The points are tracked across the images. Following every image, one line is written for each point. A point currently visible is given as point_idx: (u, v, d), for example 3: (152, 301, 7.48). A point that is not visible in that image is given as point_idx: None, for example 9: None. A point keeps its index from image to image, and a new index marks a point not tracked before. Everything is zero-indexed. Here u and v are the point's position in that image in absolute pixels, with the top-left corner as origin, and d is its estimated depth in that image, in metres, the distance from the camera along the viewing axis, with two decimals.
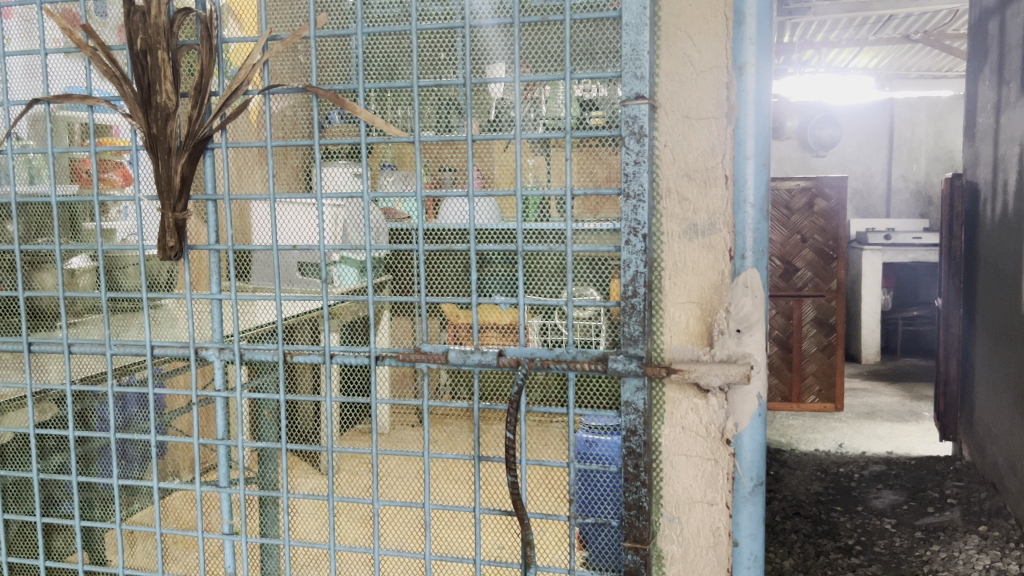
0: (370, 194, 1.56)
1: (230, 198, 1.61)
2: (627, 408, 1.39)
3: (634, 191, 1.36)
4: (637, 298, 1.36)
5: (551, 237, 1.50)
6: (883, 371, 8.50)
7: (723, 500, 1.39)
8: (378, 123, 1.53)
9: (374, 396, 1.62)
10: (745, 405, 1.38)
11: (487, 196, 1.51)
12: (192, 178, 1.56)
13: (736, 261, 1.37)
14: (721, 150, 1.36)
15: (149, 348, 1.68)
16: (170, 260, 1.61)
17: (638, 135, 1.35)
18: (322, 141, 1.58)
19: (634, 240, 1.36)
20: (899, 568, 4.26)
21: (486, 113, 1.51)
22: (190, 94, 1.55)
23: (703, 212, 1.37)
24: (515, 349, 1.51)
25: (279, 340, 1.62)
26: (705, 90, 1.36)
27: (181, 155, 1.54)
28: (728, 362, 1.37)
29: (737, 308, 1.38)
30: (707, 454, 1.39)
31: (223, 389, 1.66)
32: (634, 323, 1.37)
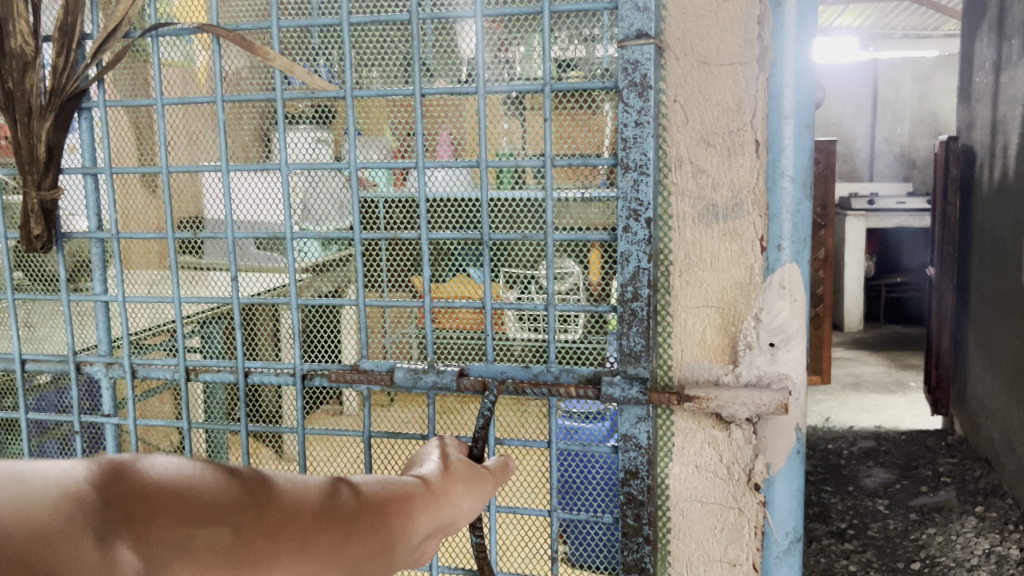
0: (289, 165, 1.26)
1: (111, 171, 1.30)
2: (627, 444, 1.09)
3: (633, 162, 1.04)
4: (638, 303, 1.06)
5: (528, 218, 1.20)
6: (866, 339, 8.29)
7: (749, 560, 1.11)
8: (297, 73, 1.20)
9: (301, 425, 1.31)
10: (781, 440, 1.08)
11: (441, 166, 1.20)
12: (60, 148, 1.29)
13: (769, 253, 1.06)
14: (750, 107, 1.03)
15: (20, 362, 1.38)
16: (38, 251, 1.33)
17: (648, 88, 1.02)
18: (226, 98, 1.26)
19: (634, 227, 1.04)
20: (894, 554, 4.01)
21: (454, 75, 1.20)
22: (54, 36, 1.26)
23: (726, 188, 1.05)
24: (480, 367, 1.21)
25: (179, 354, 1.32)
26: (729, 25, 1.03)
27: (44, 118, 1.26)
28: (757, 386, 1.08)
29: (770, 314, 1.07)
30: (729, 502, 1.10)
31: (110, 412, 1.38)
32: (635, 334, 1.07)
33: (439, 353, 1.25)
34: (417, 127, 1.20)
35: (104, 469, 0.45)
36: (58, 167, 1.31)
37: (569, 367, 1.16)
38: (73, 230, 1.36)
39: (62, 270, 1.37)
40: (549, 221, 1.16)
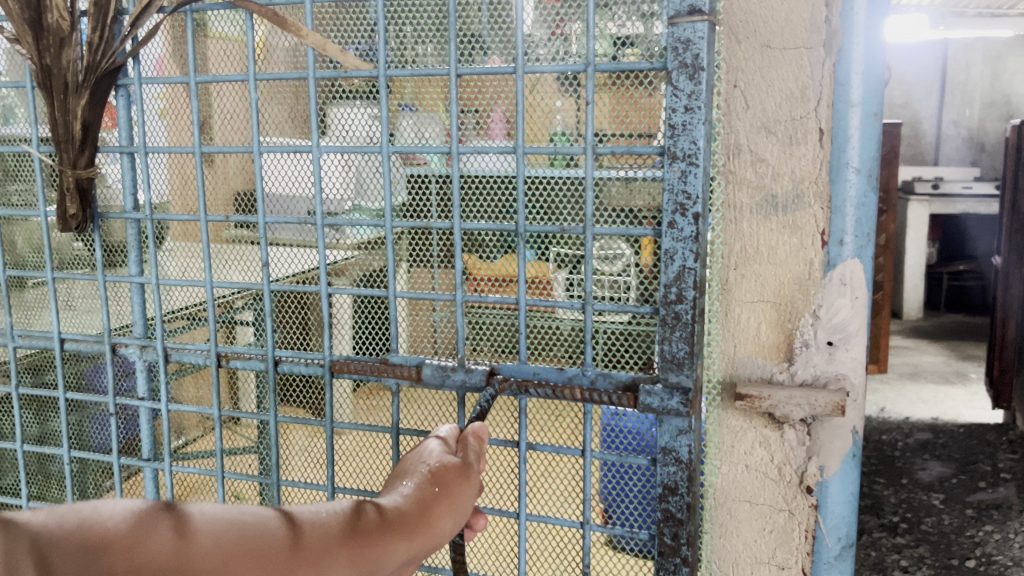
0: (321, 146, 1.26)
1: (145, 150, 1.33)
2: (666, 458, 1.03)
3: (684, 153, 0.96)
4: (682, 306, 1.00)
5: (569, 207, 1.17)
6: (927, 328, 8.06)
7: (798, 564, 1.08)
8: (330, 50, 1.20)
9: (331, 418, 1.32)
10: (835, 443, 1.05)
11: (476, 151, 1.17)
12: (95, 125, 1.33)
13: (830, 248, 1.03)
14: (814, 93, 0.99)
15: (58, 342, 1.45)
16: (73, 230, 1.37)
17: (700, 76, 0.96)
18: (258, 77, 1.27)
19: (681, 222, 0.98)
20: (949, 550, 3.90)
21: (510, 50, 1.15)
22: (89, 11, 1.29)
23: (786, 178, 1.01)
24: (512, 367, 1.20)
25: (210, 340, 1.34)
26: (796, 8, 0.98)
27: (80, 95, 1.31)
28: (813, 386, 1.04)
29: (828, 312, 1.04)
30: (779, 504, 1.07)
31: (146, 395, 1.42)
32: (678, 340, 1.01)
33: (470, 353, 1.25)
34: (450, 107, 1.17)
35: (57, 524, 0.57)
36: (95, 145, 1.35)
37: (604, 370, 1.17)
38: (109, 210, 1.39)
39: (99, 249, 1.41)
40: (590, 214, 1.13)
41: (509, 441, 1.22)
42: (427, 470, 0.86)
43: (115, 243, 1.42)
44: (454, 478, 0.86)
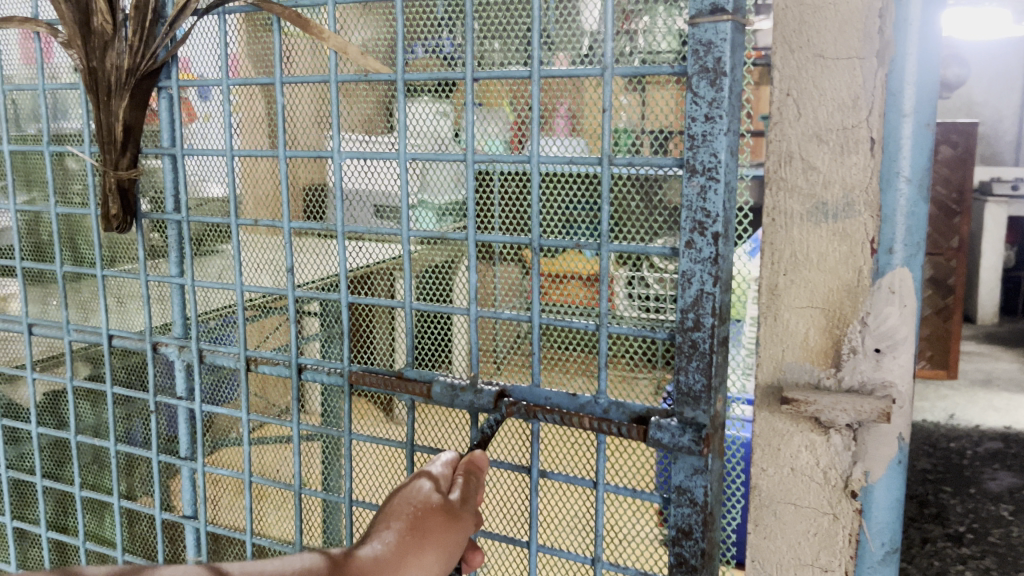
0: (339, 152, 1.33)
1: (183, 154, 1.46)
2: (682, 498, 1.12)
3: (703, 166, 1.05)
4: (700, 334, 1.08)
5: (581, 219, 1.20)
6: (1003, 333, 7.80)
7: (841, 568, 1.09)
8: (351, 52, 1.29)
9: (347, 430, 1.40)
10: (881, 448, 1.06)
11: (491, 160, 1.21)
12: (135, 125, 1.46)
13: (878, 256, 1.03)
14: (866, 103, 0.99)
15: (108, 339, 1.59)
16: (117, 229, 1.52)
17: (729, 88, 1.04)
18: (284, 80, 1.35)
19: (701, 241, 1.07)
20: (1016, 563, 3.79)
21: (577, 47, 1.17)
22: (130, 14, 1.40)
23: (837, 186, 1.03)
24: (524, 392, 1.24)
25: (240, 345, 1.45)
26: (850, 19, 0.99)
27: (121, 99, 1.43)
28: (859, 393, 1.05)
29: (876, 319, 1.04)
30: (824, 507, 1.08)
31: (186, 395, 1.55)
32: (694, 371, 1.08)
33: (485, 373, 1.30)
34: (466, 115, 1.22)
35: None
36: (136, 147, 1.48)
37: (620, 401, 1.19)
38: (150, 212, 1.54)
39: (142, 250, 1.54)
40: (605, 229, 1.15)
41: (522, 465, 1.26)
42: (411, 517, 0.98)
43: (157, 241, 1.58)
44: (433, 526, 0.98)
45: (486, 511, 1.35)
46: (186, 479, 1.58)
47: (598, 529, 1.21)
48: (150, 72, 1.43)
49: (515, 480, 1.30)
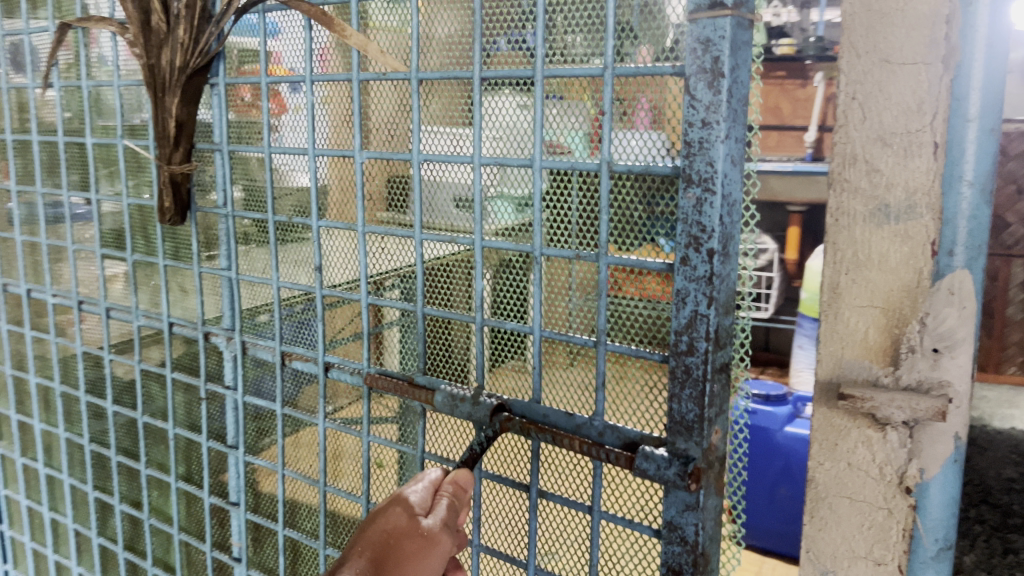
0: (361, 152, 1.41)
1: (227, 150, 1.60)
2: (673, 535, 1.16)
3: (699, 176, 1.06)
4: (693, 359, 1.11)
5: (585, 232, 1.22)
6: None
7: (894, 562, 1.11)
8: (370, 50, 1.34)
9: (365, 433, 1.49)
10: (937, 447, 1.07)
11: (497, 162, 1.25)
12: (187, 121, 1.60)
13: (939, 258, 1.04)
14: (931, 107, 1.02)
15: (167, 325, 1.77)
16: (174, 220, 1.67)
17: (730, 90, 1.04)
18: (313, 79, 1.45)
19: (695, 257, 1.09)
20: None
21: (661, 41, 1.11)
22: (182, 13, 1.51)
23: (899, 188, 1.05)
24: (522, 407, 1.29)
25: (276, 340, 1.60)
26: (916, 25, 1.01)
27: (174, 95, 1.56)
28: (916, 391, 1.07)
29: (936, 320, 1.05)
30: (878, 501, 1.11)
31: (234, 385, 1.68)
32: (688, 401, 1.12)
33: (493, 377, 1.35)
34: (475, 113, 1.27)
35: None
36: (189, 140, 1.62)
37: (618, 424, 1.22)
38: (205, 205, 1.67)
39: (195, 242, 1.70)
40: (603, 240, 1.17)
41: (522, 484, 1.32)
42: (386, 539, 1.10)
43: (211, 232, 1.69)
44: (407, 549, 1.09)
45: (486, 524, 1.42)
46: (232, 466, 1.74)
47: (593, 555, 1.27)
48: (200, 69, 1.57)
49: (519, 497, 1.36)
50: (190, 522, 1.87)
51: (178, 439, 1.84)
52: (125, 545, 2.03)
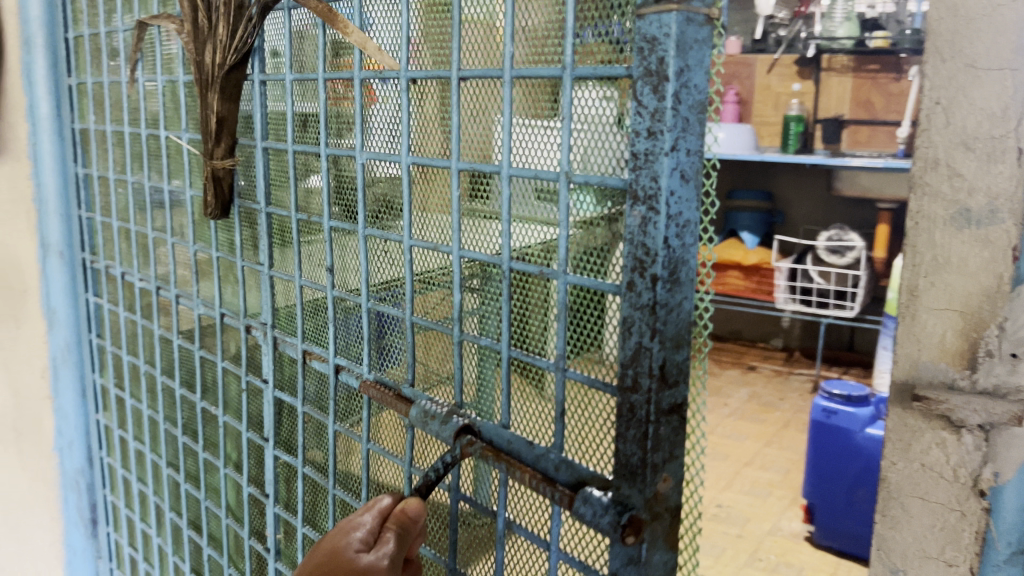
0: (361, 152, 1.26)
1: (263, 148, 1.46)
2: None
3: (642, 193, 0.89)
4: (635, 396, 0.94)
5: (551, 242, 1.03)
6: None
7: (966, 563, 1.13)
8: (369, 48, 1.15)
9: (366, 439, 1.37)
10: (1011, 452, 1.06)
11: (469, 169, 1.08)
12: (228, 118, 1.45)
13: (1020, 263, 1.03)
14: (1015, 113, 1.01)
15: (218, 314, 1.68)
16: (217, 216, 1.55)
17: (677, 96, 0.86)
18: (326, 76, 1.29)
19: (639, 283, 0.92)
20: None
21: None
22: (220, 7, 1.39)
23: (981, 194, 1.05)
24: (486, 430, 1.14)
25: (298, 337, 1.48)
26: (1001, 30, 1.01)
27: (214, 92, 1.43)
28: (992, 395, 1.07)
29: (1014, 325, 1.04)
30: (952, 503, 1.12)
31: (268, 379, 1.57)
32: (630, 443, 0.95)
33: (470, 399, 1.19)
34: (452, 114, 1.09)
35: None
36: (230, 136, 1.48)
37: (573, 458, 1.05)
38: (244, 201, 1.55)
39: (236, 236, 1.58)
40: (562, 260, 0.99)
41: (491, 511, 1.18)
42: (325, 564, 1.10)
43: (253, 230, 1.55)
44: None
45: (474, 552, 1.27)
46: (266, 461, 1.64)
47: None
48: (235, 65, 1.43)
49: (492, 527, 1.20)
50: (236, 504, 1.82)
51: (228, 425, 1.77)
52: (189, 523, 1.98)
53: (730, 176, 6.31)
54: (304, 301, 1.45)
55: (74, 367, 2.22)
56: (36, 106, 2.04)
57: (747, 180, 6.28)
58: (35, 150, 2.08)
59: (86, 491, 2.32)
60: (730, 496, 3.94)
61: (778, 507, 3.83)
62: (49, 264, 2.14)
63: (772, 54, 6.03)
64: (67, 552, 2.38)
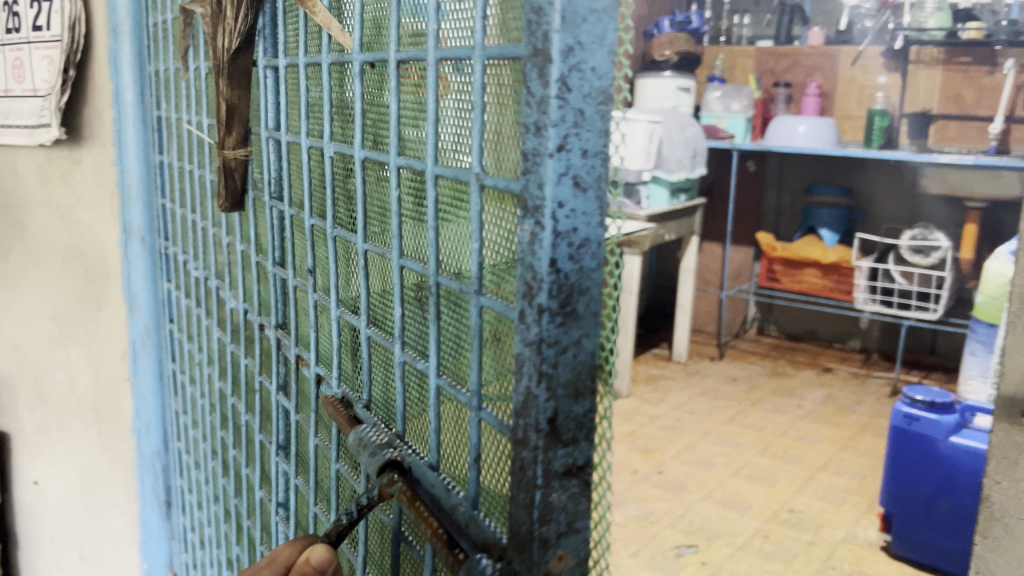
0: (330, 146, 1.21)
1: (265, 136, 1.44)
2: None
3: (531, 204, 0.82)
4: (527, 449, 0.88)
5: (467, 261, 0.96)
6: None
7: None
8: (332, 28, 1.11)
9: (337, 460, 1.34)
10: None
11: (403, 165, 1.02)
12: (238, 105, 1.46)
13: None
14: None
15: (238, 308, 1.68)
16: (231, 209, 1.57)
17: (565, 81, 0.79)
18: (306, 62, 1.26)
19: (529, 311, 0.85)
20: None
21: None
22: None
23: None
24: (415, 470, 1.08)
25: (292, 343, 1.45)
26: None
27: (224, 78, 1.43)
28: None
29: None
30: None
31: (276, 381, 1.56)
32: (519, 509, 0.90)
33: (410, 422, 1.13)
34: (391, 102, 1.03)
35: None
36: (242, 123, 1.49)
37: (483, 516, 0.99)
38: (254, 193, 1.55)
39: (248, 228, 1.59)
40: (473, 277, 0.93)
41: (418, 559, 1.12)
42: None
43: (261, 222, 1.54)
44: None
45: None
46: (275, 474, 1.62)
47: None
48: (242, 49, 1.41)
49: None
50: (251, 509, 1.81)
51: (248, 425, 1.77)
52: (223, 513, 1.97)
53: (810, 171, 6.10)
54: (299, 302, 1.43)
55: (152, 351, 2.20)
56: (122, 93, 2.06)
57: (829, 174, 6.07)
58: (120, 136, 2.10)
59: (161, 474, 2.28)
60: (803, 500, 3.83)
61: (852, 515, 3.71)
62: (132, 249, 2.16)
63: (858, 45, 5.84)
64: (142, 531, 2.39)
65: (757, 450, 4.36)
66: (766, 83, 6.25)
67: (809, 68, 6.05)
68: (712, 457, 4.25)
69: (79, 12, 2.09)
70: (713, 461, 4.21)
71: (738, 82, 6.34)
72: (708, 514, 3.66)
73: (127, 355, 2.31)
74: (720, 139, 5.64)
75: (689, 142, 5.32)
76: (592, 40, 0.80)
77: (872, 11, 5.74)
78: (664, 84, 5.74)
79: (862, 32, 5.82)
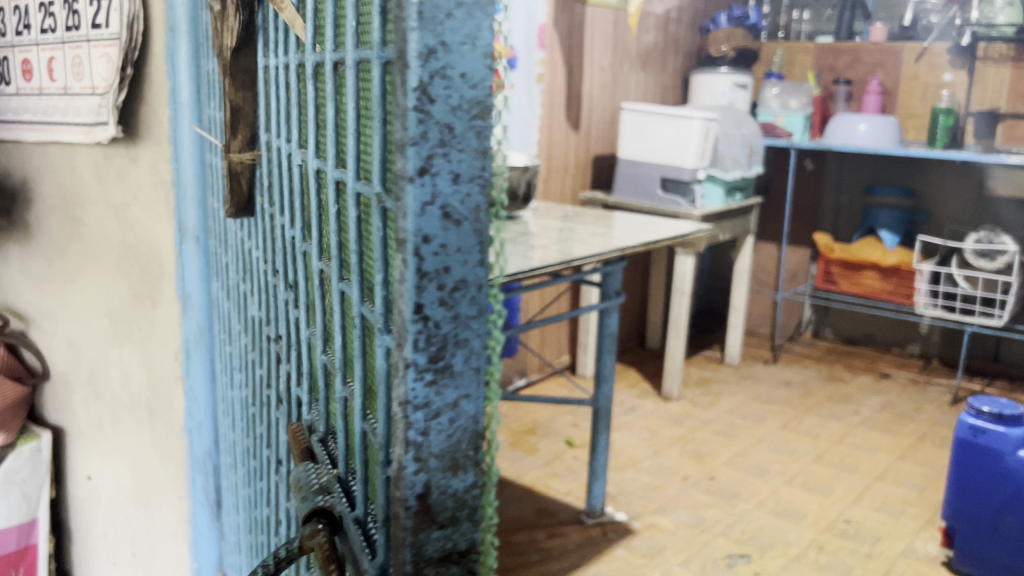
0: (297, 156, 1.37)
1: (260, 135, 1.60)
2: None
3: (399, 240, 0.92)
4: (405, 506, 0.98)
5: (373, 293, 1.07)
6: None
7: None
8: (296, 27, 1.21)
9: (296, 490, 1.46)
10: None
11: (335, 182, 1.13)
12: (242, 106, 1.61)
13: None
14: None
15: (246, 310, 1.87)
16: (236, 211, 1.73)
17: (425, 94, 0.87)
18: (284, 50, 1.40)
19: (404, 347, 0.95)
20: None
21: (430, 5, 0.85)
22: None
23: None
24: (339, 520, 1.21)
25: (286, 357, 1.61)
26: None
27: (227, 77, 1.59)
28: None
29: None
30: None
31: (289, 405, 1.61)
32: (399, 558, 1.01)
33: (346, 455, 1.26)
34: (330, 111, 1.14)
35: None
36: (246, 127, 1.64)
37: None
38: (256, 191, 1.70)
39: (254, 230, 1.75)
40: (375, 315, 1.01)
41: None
42: None
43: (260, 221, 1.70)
44: None
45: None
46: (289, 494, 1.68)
47: None
48: (241, 48, 1.58)
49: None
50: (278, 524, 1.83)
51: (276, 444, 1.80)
52: (257, 524, 1.99)
53: (870, 171, 5.94)
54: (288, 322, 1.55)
55: (204, 351, 2.20)
56: (178, 92, 2.06)
57: (889, 176, 5.89)
58: (176, 134, 2.10)
59: (213, 474, 2.28)
60: (860, 511, 3.72)
61: (912, 527, 3.59)
62: (187, 248, 2.17)
63: (923, 42, 5.66)
64: (192, 530, 2.39)
65: (812, 458, 4.25)
66: (826, 80, 6.09)
67: (870, 65, 5.89)
68: (766, 464, 4.15)
69: (137, 10, 2.10)
70: (766, 467, 4.12)
71: (797, 79, 6.19)
72: (761, 523, 3.58)
73: (180, 355, 2.31)
74: (778, 137, 5.52)
75: (746, 140, 5.20)
76: (459, 41, 0.89)
77: (938, 6, 5.55)
78: (720, 81, 5.62)
79: (927, 28, 5.64)
